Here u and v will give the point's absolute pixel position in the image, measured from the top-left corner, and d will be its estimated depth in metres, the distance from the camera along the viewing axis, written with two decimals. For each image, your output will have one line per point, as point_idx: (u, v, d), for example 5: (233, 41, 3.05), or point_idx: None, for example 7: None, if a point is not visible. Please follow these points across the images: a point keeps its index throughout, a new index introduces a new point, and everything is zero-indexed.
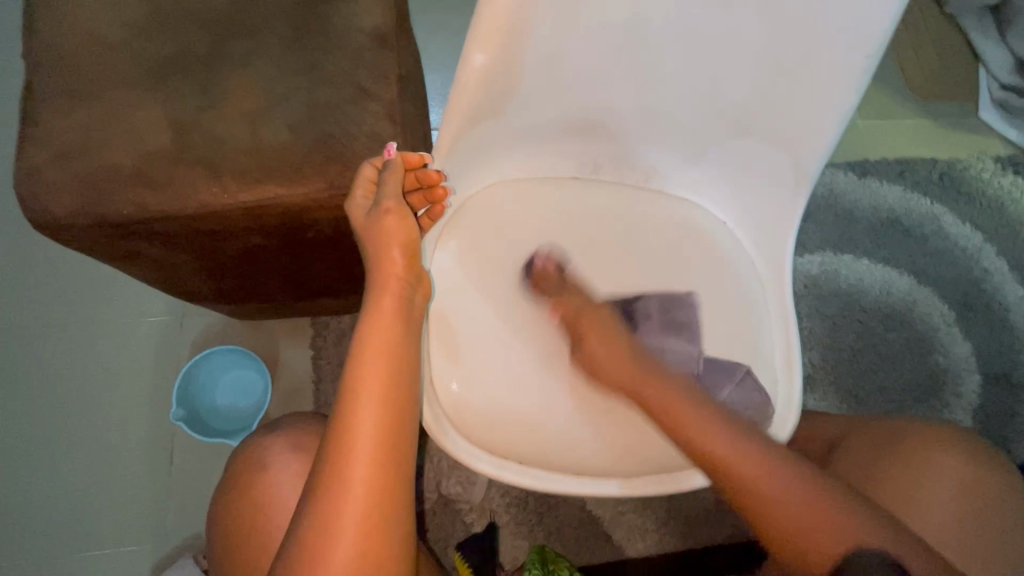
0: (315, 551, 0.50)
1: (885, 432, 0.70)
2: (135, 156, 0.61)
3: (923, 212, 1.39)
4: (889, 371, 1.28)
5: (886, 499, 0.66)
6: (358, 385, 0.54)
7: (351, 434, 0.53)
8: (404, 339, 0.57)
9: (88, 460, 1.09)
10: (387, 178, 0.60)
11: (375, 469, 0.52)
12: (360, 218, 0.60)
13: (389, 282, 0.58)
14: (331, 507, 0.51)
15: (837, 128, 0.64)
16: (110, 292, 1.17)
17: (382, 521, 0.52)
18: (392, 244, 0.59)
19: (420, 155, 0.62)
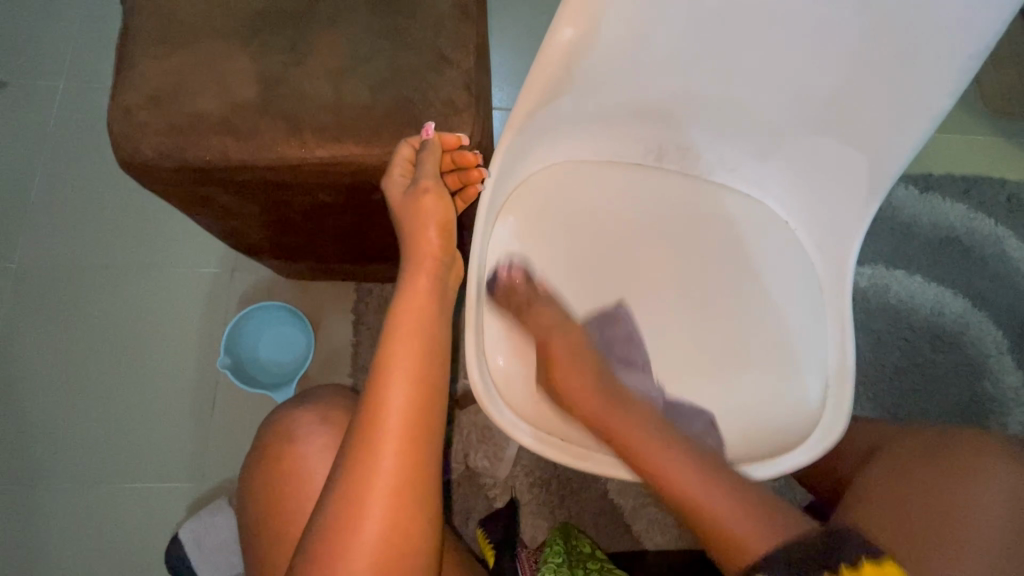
0: (346, 520, 0.51)
1: (940, 442, 0.68)
2: (222, 105, 0.63)
3: (986, 233, 1.34)
4: (932, 393, 1.25)
5: (939, 501, 0.62)
6: (390, 362, 0.56)
7: (383, 407, 0.54)
8: (436, 320, 0.59)
9: (137, 398, 1.14)
10: (425, 158, 0.60)
11: (405, 444, 0.53)
12: (398, 197, 0.61)
13: (423, 262, 0.60)
14: (361, 480, 0.52)
15: (923, 132, 0.62)
16: (169, 240, 1.21)
17: (410, 495, 0.53)
18: (428, 223, 0.60)
19: (456, 136, 0.62)
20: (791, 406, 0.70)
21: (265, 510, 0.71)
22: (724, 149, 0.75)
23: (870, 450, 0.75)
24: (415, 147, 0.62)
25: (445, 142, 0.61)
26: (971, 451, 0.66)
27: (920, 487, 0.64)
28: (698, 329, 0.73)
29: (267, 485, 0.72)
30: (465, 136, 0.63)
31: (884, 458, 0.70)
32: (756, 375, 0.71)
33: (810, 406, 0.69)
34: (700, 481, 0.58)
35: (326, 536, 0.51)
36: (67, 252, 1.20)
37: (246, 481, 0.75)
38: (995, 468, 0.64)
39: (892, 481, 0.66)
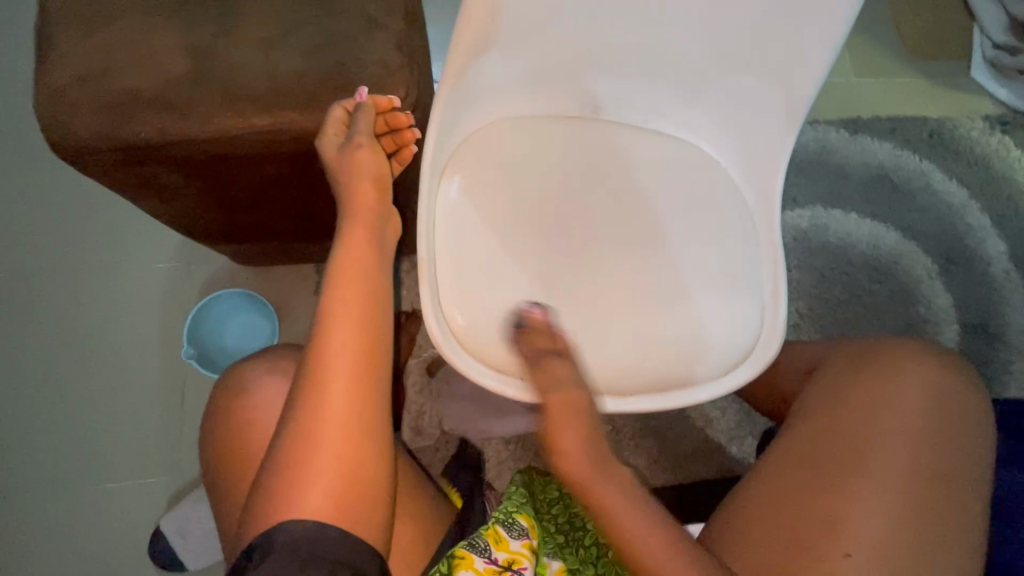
0: (299, 461, 0.53)
1: (860, 352, 0.74)
2: (154, 80, 0.63)
3: (913, 169, 1.43)
4: (872, 320, 1.34)
5: (860, 402, 0.69)
6: (333, 306, 0.58)
7: (331, 349, 0.56)
8: (376, 269, 0.61)
9: (103, 398, 1.13)
10: (360, 118, 0.62)
11: (354, 380, 0.56)
12: (333, 154, 0.62)
13: (358, 214, 0.61)
14: (311, 421, 0.54)
15: (826, 59, 0.66)
16: (119, 239, 1.19)
17: (360, 434, 0.55)
18: (362, 178, 0.62)
19: (388, 98, 0.64)
20: (735, 329, 0.75)
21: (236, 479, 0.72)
22: (654, 96, 0.79)
23: (806, 367, 0.82)
24: (348, 110, 0.63)
25: (378, 104, 0.63)
26: (893, 355, 0.71)
27: (849, 394, 0.70)
28: (643, 265, 0.78)
29: (234, 455, 0.73)
30: (395, 98, 0.66)
31: (817, 374, 0.77)
32: (697, 302, 0.76)
33: (749, 326, 0.75)
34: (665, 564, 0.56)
35: (280, 475, 0.53)
36: (11, 259, 1.17)
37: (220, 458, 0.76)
38: (917, 369, 0.69)
39: (825, 393, 0.72)
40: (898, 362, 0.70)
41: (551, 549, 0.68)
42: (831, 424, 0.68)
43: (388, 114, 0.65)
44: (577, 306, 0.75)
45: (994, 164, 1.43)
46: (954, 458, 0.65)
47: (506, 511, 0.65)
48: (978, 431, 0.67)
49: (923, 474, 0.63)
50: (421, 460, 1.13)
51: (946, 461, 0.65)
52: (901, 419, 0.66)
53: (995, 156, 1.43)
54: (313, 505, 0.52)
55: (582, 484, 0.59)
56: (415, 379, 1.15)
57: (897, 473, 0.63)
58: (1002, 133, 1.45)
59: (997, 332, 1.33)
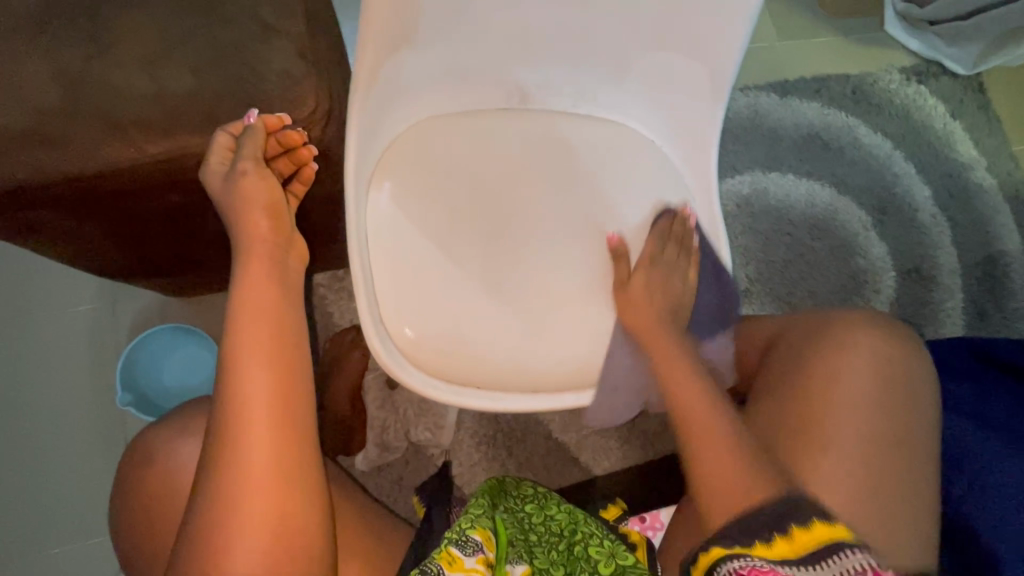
0: (221, 517, 0.50)
1: (813, 322, 0.77)
2: (21, 113, 0.56)
3: (840, 125, 1.47)
4: (817, 277, 1.39)
5: (817, 370, 0.71)
6: (240, 354, 0.54)
7: (243, 397, 0.53)
8: (281, 300, 0.58)
9: (34, 459, 1.04)
10: (245, 144, 0.58)
11: (273, 428, 0.53)
12: (218, 185, 0.59)
13: (253, 248, 0.58)
14: (229, 474, 0.51)
15: (746, 32, 0.66)
16: (29, 285, 1.09)
17: (285, 474, 0.52)
18: (254, 207, 0.59)
19: (279, 116, 0.60)
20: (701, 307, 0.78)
21: None
22: (580, 80, 0.77)
23: (765, 339, 0.81)
24: (235, 134, 0.59)
25: (268, 126, 0.59)
26: (840, 326, 0.74)
27: (804, 369, 0.71)
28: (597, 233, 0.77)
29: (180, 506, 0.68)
30: (287, 114, 0.61)
31: (774, 348, 0.78)
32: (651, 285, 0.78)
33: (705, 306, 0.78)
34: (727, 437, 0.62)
35: (202, 536, 0.50)
36: None
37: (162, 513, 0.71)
38: (866, 335, 0.72)
39: (779, 371, 0.73)
40: (848, 331, 0.73)
41: (515, 556, 0.67)
42: (790, 400, 0.70)
43: (279, 133, 0.60)
44: (529, 305, 0.74)
45: (914, 114, 1.49)
46: (905, 413, 0.68)
47: (460, 529, 0.63)
48: (923, 386, 0.71)
49: (878, 441, 0.66)
50: (390, 475, 1.10)
51: (900, 429, 0.67)
52: (855, 392, 0.68)
53: (914, 107, 1.50)
54: (242, 564, 0.49)
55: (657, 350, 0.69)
56: (375, 394, 1.11)
57: (852, 443, 0.66)
58: (919, 83, 1.51)
59: (929, 275, 1.40)
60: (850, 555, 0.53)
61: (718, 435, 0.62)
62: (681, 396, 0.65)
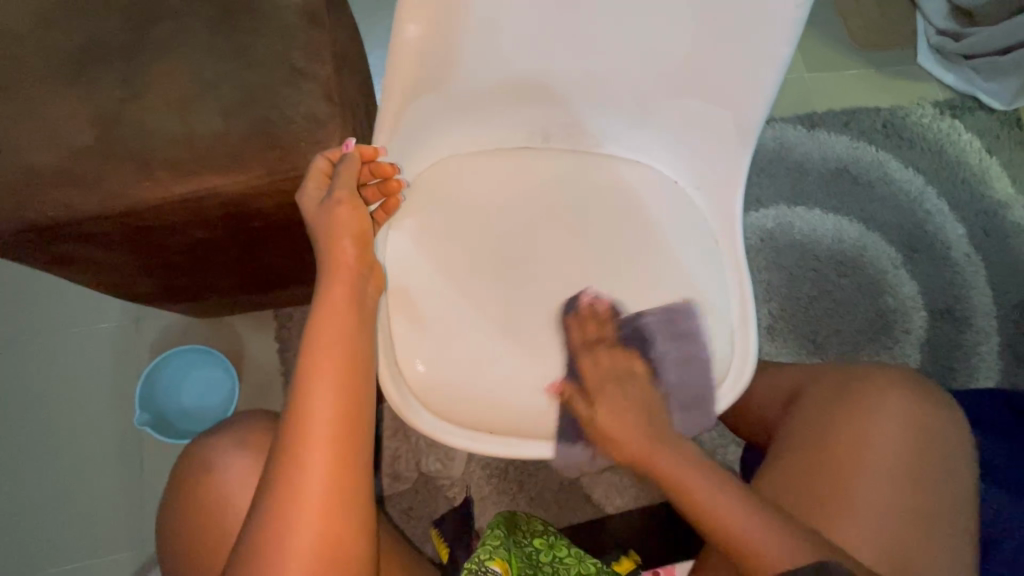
0: (275, 540, 0.50)
1: (843, 376, 0.73)
2: (57, 154, 0.58)
3: (870, 160, 1.44)
4: (843, 315, 1.34)
5: (841, 432, 0.68)
6: (315, 373, 0.55)
7: (311, 418, 0.53)
8: (357, 326, 0.58)
9: (54, 473, 1.06)
10: (340, 172, 0.59)
11: (335, 454, 0.53)
12: (312, 210, 0.59)
13: (338, 271, 0.58)
14: (289, 496, 0.51)
15: (773, 79, 0.64)
16: (59, 302, 1.12)
17: (342, 504, 0.53)
18: (342, 234, 0.58)
19: (374, 147, 0.61)
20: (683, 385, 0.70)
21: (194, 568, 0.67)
22: (601, 122, 0.76)
23: (786, 396, 0.78)
24: (332, 161, 0.60)
25: (363, 156, 0.60)
26: (868, 384, 0.71)
27: (828, 430, 0.68)
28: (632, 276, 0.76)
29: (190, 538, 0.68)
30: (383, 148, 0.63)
31: (798, 402, 0.75)
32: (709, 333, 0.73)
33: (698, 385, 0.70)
34: (709, 491, 0.62)
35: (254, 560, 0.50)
36: None
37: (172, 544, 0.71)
38: (900, 399, 0.69)
39: (803, 429, 0.70)
40: (877, 395, 0.69)
41: None
42: (814, 461, 0.67)
43: (372, 164, 0.62)
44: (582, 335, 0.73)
45: (947, 149, 1.45)
46: (936, 479, 0.65)
47: (478, 561, 0.62)
48: (957, 456, 0.68)
49: (904, 513, 0.63)
50: (400, 505, 1.08)
51: (924, 501, 0.64)
52: (877, 456, 0.66)
53: (948, 142, 1.45)
54: None
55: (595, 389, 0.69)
56: (387, 422, 1.10)
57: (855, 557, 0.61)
58: (953, 117, 1.47)
59: (963, 316, 1.35)
60: None
61: (704, 472, 0.64)
62: (667, 467, 0.64)
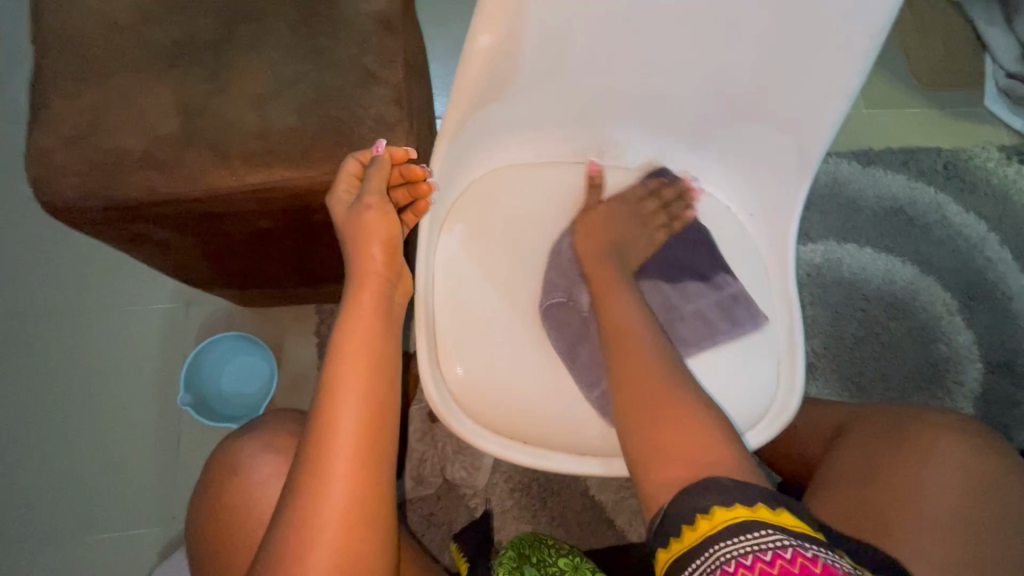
0: (297, 547, 0.51)
1: (891, 418, 0.70)
2: (145, 138, 0.61)
3: (927, 201, 1.39)
4: (891, 360, 1.29)
5: (890, 473, 0.65)
6: (339, 386, 0.56)
7: (334, 429, 0.54)
8: (384, 336, 0.60)
9: (98, 443, 1.11)
10: (371, 175, 0.60)
11: (357, 464, 0.54)
12: (343, 213, 0.61)
13: (367, 279, 0.60)
14: (311, 504, 0.52)
15: (840, 109, 0.63)
16: (118, 279, 1.18)
17: (362, 515, 0.53)
18: (371, 240, 0.60)
19: (404, 150, 0.62)
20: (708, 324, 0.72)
21: (230, 550, 0.69)
22: (658, 141, 0.76)
23: (828, 434, 0.76)
24: (363, 163, 0.61)
25: (394, 158, 0.61)
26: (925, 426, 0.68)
27: (880, 465, 0.66)
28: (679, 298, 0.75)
29: (227, 519, 0.70)
30: (413, 149, 0.63)
31: (840, 440, 0.72)
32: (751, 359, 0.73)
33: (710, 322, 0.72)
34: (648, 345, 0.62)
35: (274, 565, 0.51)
36: (10, 300, 1.16)
37: (205, 524, 0.73)
38: (953, 443, 0.65)
39: (855, 462, 0.68)
40: (927, 437, 0.66)
41: None
42: (860, 500, 0.64)
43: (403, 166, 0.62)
44: None
45: (1012, 196, 1.39)
46: (998, 533, 0.61)
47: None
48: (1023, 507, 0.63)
49: (963, 565, 0.59)
50: (421, 509, 1.08)
51: (989, 552, 0.60)
52: (941, 506, 0.62)
53: (1013, 188, 1.39)
54: None
55: (601, 281, 0.69)
56: (416, 425, 1.11)
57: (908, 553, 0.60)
58: (1020, 163, 1.41)
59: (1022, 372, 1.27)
60: (773, 534, 0.44)
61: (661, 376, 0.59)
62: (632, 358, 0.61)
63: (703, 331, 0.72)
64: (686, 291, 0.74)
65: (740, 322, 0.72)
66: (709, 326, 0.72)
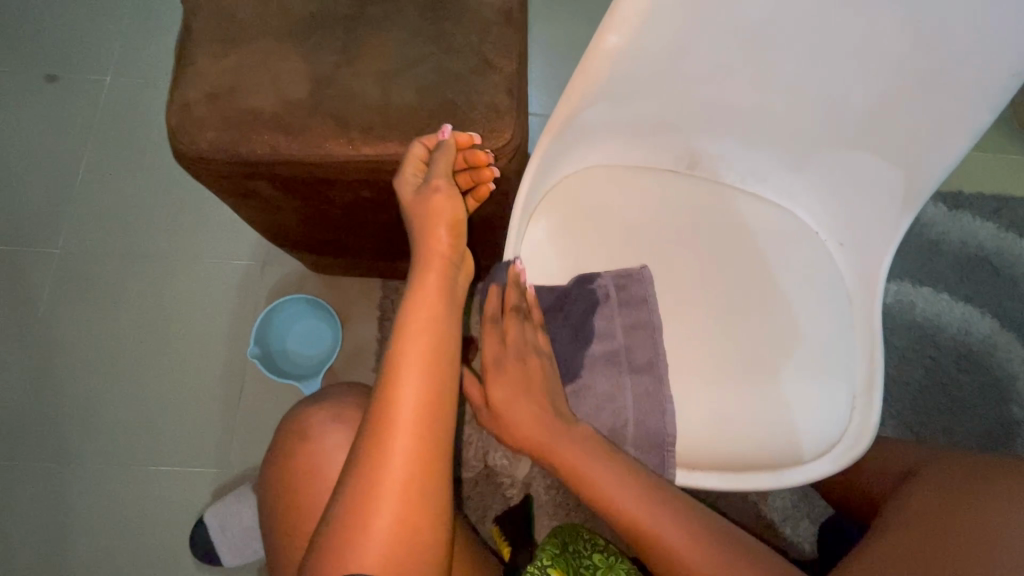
0: (358, 514, 0.53)
1: (979, 467, 0.67)
2: (274, 101, 0.66)
3: (1017, 254, 1.32)
4: (958, 414, 1.23)
5: (967, 511, 0.62)
6: (400, 363, 0.57)
7: (395, 406, 0.55)
8: (446, 316, 0.60)
9: (169, 381, 1.18)
10: (438, 159, 0.62)
11: (417, 440, 0.55)
12: (409, 195, 0.62)
13: (433, 260, 0.61)
14: (372, 475, 0.54)
15: (963, 144, 0.61)
16: (205, 232, 1.26)
17: (420, 489, 0.54)
18: (438, 222, 0.61)
19: (469, 135, 0.63)
20: (628, 320, 0.72)
21: (298, 497, 0.74)
22: (753, 159, 0.76)
23: (902, 471, 0.75)
24: (429, 147, 0.63)
25: (459, 143, 0.63)
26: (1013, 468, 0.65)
27: (953, 497, 0.64)
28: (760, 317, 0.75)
29: (295, 470, 0.74)
30: (477, 135, 0.64)
31: (917, 479, 0.71)
32: (825, 391, 0.71)
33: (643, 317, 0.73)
34: (611, 481, 0.63)
35: (339, 528, 0.53)
36: (108, 238, 1.25)
37: (272, 470, 0.77)
38: None
39: (929, 497, 0.66)
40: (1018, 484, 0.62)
41: None
42: (931, 531, 0.62)
43: (467, 151, 0.64)
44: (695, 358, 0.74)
45: None
46: None
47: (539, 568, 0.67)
48: None
49: None
50: (459, 491, 1.11)
51: None
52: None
53: None
54: (371, 560, 0.52)
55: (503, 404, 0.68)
56: (465, 409, 1.14)
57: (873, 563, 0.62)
58: None
59: None
60: None
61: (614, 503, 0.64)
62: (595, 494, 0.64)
63: (648, 338, 0.72)
64: (607, 320, 0.73)
65: (647, 295, 0.73)
66: (647, 329, 0.72)
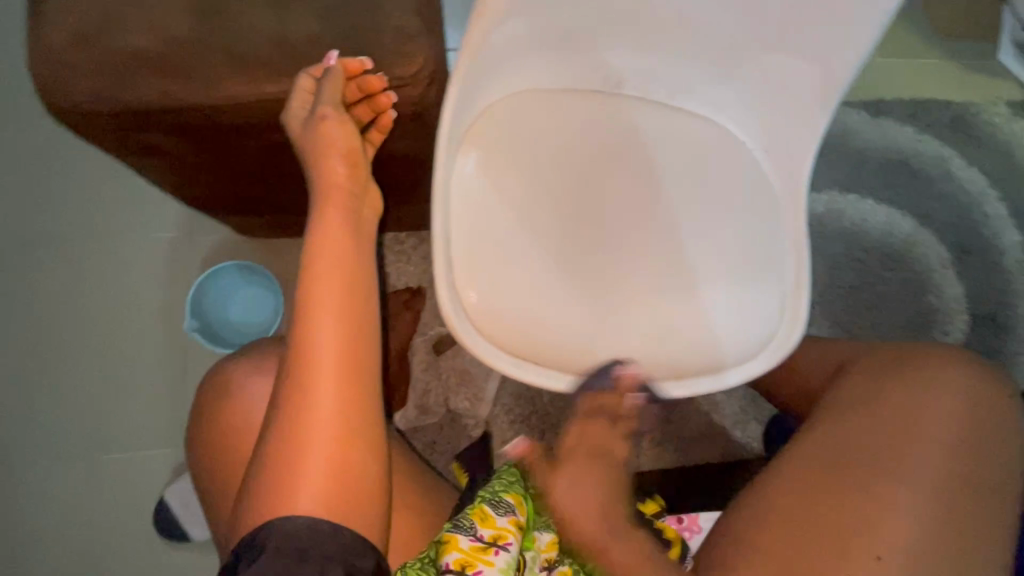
0: (286, 460, 0.52)
1: (901, 354, 0.74)
2: (156, 39, 0.59)
3: (932, 155, 1.39)
4: (883, 309, 1.32)
5: (894, 396, 0.69)
6: (309, 304, 0.56)
7: (312, 346, 0.55)
8: (355, 249, 0.61)
9: (104, 367, 1.11)
10: (325, 88, 0.59)
11: (340, 375, 0.55)
12: (300, 129, 0.61)
13: (332, 196, 0.62)
14: (297, 417, 0.53)
15: (875, 28, 0.63)
16: (116, 205, 1.15)
17: (349, 424, 0.54)
18: (332, 155, 0.62)
19: (360, 61, 0.60)
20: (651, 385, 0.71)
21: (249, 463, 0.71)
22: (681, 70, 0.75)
23: (837, 363, 0.81)
24: (317, 77, 0.60)
25: (348, 69, 0.60)
26: (929, 359, 0.72)
27: (884, 394, 0.70)
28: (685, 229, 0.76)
29: (244, 431, 0.72)
30: (368, 59, 0.61)
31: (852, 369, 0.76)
32: (755, 295, 0.74)
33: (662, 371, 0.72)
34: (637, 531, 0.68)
35: (266, 478, 0.52)
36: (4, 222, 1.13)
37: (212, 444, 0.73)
38: (958, 375, 0.69)
39: (858, 391, 0.72)
40: (933, 367, 0.70)
41: (542, 523, 0.68)
42: (864, 418, 0.69)
43: (359, 78, 0.61)
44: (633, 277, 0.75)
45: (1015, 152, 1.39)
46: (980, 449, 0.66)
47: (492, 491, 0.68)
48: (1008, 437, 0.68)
49: (948, 479, 0.64)
50: (425, 437, 1.12)
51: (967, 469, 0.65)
52: (936, 430, 0.66)
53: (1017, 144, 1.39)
54: (305, 504, 0.51)
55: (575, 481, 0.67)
56: (421, 358, 1.13)
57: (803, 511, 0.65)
58: None
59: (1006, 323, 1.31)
60: None
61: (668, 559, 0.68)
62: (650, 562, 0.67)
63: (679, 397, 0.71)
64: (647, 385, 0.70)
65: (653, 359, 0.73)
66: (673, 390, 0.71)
